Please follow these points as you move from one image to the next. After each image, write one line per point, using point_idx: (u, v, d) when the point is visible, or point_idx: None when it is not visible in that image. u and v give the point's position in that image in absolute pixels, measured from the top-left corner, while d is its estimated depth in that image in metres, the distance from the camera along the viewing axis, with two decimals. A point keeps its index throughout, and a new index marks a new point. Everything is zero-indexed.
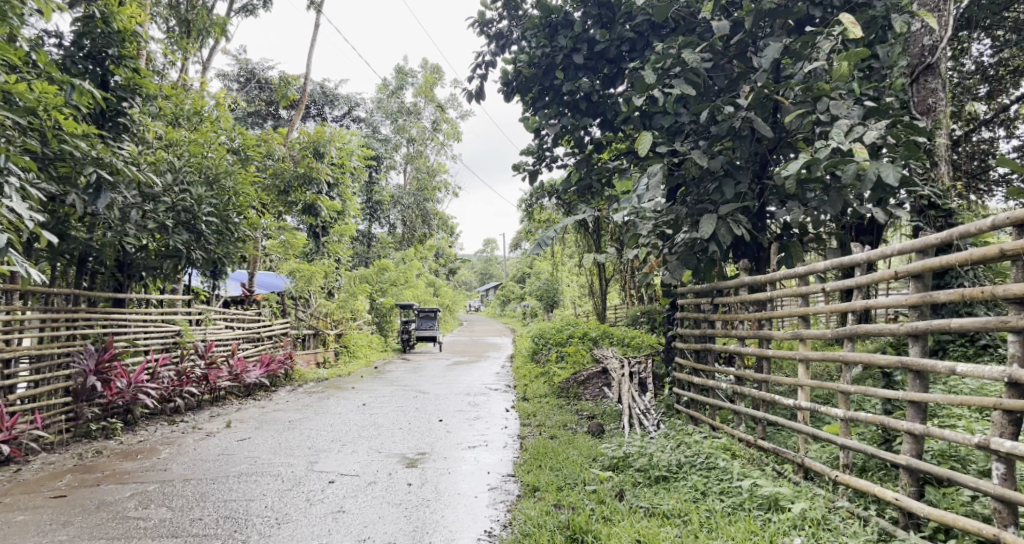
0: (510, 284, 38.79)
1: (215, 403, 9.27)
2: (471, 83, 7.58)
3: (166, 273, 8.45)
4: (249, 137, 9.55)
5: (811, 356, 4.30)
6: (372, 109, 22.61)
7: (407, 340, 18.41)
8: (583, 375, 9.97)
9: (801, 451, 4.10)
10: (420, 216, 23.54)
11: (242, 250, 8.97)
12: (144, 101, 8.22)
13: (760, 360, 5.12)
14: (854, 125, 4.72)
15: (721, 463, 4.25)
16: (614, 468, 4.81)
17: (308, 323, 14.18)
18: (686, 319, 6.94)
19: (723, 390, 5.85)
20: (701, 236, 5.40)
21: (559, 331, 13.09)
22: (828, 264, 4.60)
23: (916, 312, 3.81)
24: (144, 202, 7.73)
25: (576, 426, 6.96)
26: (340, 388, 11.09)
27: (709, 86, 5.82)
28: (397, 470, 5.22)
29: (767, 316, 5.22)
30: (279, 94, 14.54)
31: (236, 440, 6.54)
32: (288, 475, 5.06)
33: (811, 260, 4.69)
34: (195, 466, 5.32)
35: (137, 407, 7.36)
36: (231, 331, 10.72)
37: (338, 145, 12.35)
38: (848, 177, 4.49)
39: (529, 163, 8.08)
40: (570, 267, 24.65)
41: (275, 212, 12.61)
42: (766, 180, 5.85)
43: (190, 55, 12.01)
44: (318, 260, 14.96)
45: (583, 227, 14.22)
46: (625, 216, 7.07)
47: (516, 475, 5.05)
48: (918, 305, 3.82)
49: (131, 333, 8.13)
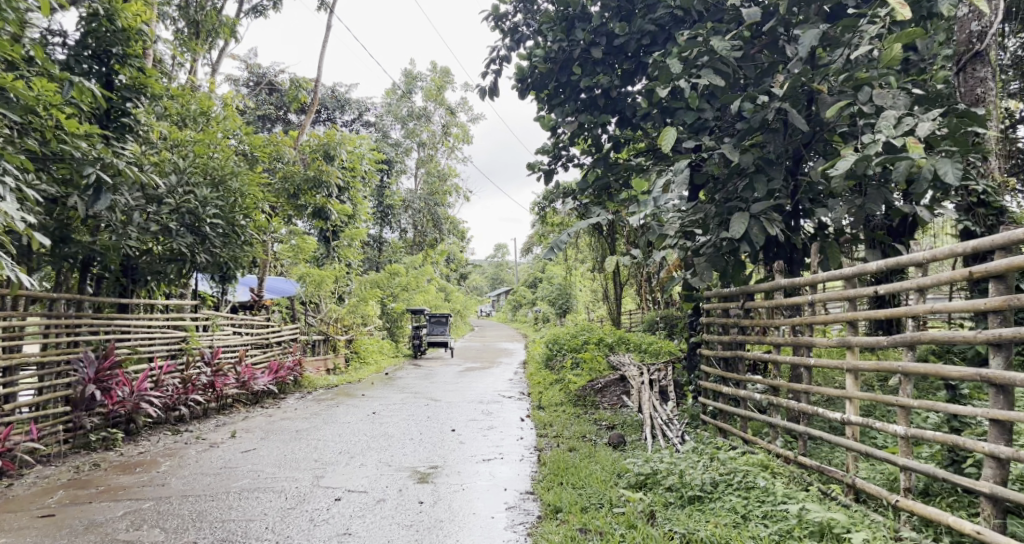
0: (521, 289, 38.52)
1: (222, 411, 9.02)
2: (485, 79, 7.27)
3: (171, 277, 8.21)
4: (256, 138, 9.31)
5: (863, 365, 3.94)
6: (383, 113, 22.41)
7: (417, 346, 18.14)
8: (599, 383, 9.56)
9: (850, 471, 3.76)
10: (430, 220, 23.29)
11: (250, 253, 8.72)
12: (150, 102, 7.99)
13: (802, 368, 4.78)
14: (901, 116, 4.42)
15: (762, 483, 3.89)
16: (641, 486, 4.48)
17: (317, 329, 13.91)
18: (711, 325, 6.61)
19: (754, 401, 5.52)
20: (732, 236, 5.07)
21: (575, 338, 12.78)
22: (880, 266, 4.25)
23: (997, 318, 3.32)
24: (147, 204, 7.47)
25: (596, 437, 6.64)
26: (350, 395, 10.81)
27: (739, 77, 5.50)
28: (408, 486, 4.92)
29: (809, 322, 4.89)
30: (289, 96, 14.32)
31: (241, 452, 6.26)
32: (292, 492, 4.77)
33: (860, 261, 4.36)
34: (194, 481, 5.03)
35: (139, 417, 7.13)
36: (239, 337, 10.45)
37: (349, 148, 12.10)
38: (899, 173, 4.16)
39: (545, 162, 7.77)
40: (582, 272, 24.31)
41: (285, 217, 12.37)
42: (800, 176, 5.52)
43: (199, 57, 11.81)
44: (328, 265, 14.73)
45: (598, 231, 13.89)
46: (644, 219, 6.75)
47: (535, 493, 4.72)
48: (1000, 310, 3.32)
49: (135, 341, 7.86)
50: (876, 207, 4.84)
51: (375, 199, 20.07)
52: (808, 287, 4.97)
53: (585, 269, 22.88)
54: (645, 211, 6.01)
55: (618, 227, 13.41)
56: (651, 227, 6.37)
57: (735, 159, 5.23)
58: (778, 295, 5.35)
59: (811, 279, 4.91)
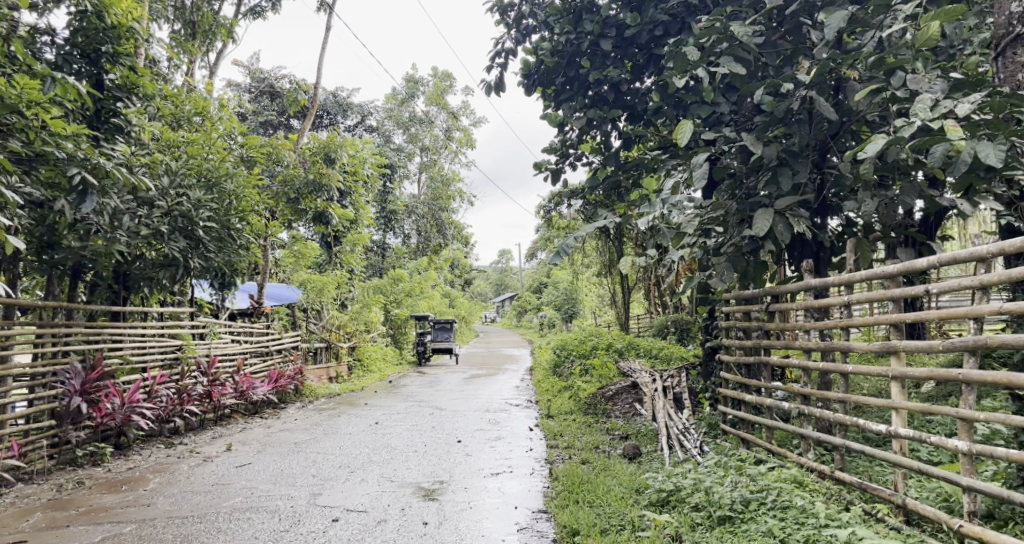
0: (527, 295, 38.20)
1: (219, 422, 8.68)
2: (489, 73, 6.97)
3: (165, 284, 7.88)
4: (252, 138, 9.00)
5: (914, 372, 3.58)
6: (385, 117, 22.15)
7: (422, 353, 17.80)
8: (610, 390, 9.13)
9: (899, 489, 3.44)
10: (435, 225, 23.04)
11: (245, 258, 8.40)
12: (141, 103, 7.70)
13: (838, 375, 4.42)
14: (938, 100, 4.07)
15: (800, 502, 3.55)
16: (665, 504, 4.12)
17: (320, 335, 13.51)
18: (730, 330, 6.28)
19: (779, 409, 5.19)
20: (755, 234, 4.74)
21: (583, 344, 12.43)
22: (932, 263, 3.84)
23: None
24: (138, 207, 7.13)
25: (610, 448, 6.29)
26: (353, 404, 10.47)
27: (760, 64, 5.16)
28: (411, 504, 4.58)
29: (845, 324, 4.51)
30: (288, 99, 14.01)
31: (234, 467, 5.93)
32: (286, 512, 4.44)
33: (907, 259, 3.96)
34: (182, 501, 4.70)
35: (131, 429, 6.81)
36: (238, 345, 10.11)
37: (350, 151, 11.77)
38: (937, 158, 3.85)
39: (552, 161, 7.45)
40: (588, 277, 23.95)
41: (285, 222, 12.03)
42: (826, 170, 5.17)
43: (196, 59, 11.53)
44: (330, 271, 14.42)
45: (606, 234, 13.51)
46: (656, 219, 6.42)
47: (548, 512, 4.38)
48: None
49: (127, 349, 7.51)
50: (909, 200, 4.52)
51: (378, 205, 19.73)
52: (842, 287, 4.59)
53: (591, 273, 22.51)
54: (655, 213, 5.87)
55: (625, 230, 13.06)
56: (666, 226, 6.02)
57: (758, 151, 4.88)
58: (808, 296, 4.99)
59: (847, 278, 4.53)
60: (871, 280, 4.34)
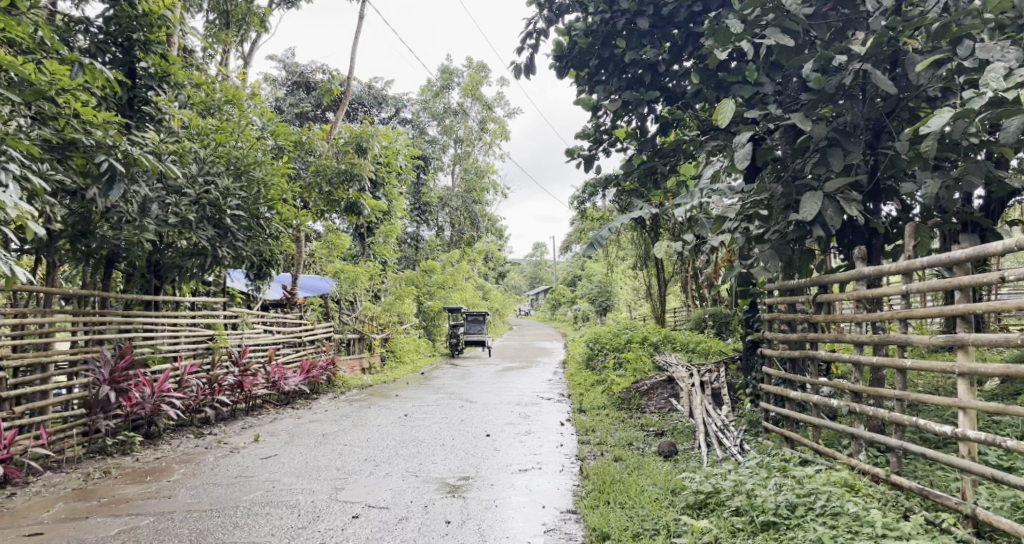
0: (561, 287, 37.91)
1: (250, 412, 8.65)
2: (521, 55, 6.72)
3: (195, 273, 7.85)
4: (283, 127, 8.91)
5: (985, 368, 3.25)
6: (420, 109, 22.04)
7: (454, 345, 17.71)
8: (645, 384, 8.73)
9: (968, 497, 3.17)
10: (468, 218, 22.88)
11: (275, 248, 8.31)
12: (172, 91, 7.66)
13: (895, 370, 4.10)
14: (1011, 70, 3.76)
15: (853, 508, 3.26)
16: (702, 507, 3.85)
17: (352, 327, 13.47)
18: (773, 323, 5.96)
19: (826, 407, 4.88)
20: (802, 219, 4.46)
21: (617, 337, 12.15)
22: (1008, 248, 3.49)
23: None
24: (167, 195, 7.07)
25: (644, 445, 6.04)
26: (384, 396, 10.37)
27: (809, 38, 4.85)
28: (435, 501, 4.41)
29: (903, 316, 4.19)
30: (321, 89, 13.95)
31: (260, 459, 5.84)
32: (306, 507, 4.32)
33: (978, 244, 3.62)
34: (204, 493, 4.61)
35: (161, 419, 6.78)
36: (270, 335, 10.06)
37: (383, 142, 11.63)
38: (1010, 132, 3.53)
39: (585, 147, 7.15)
40: (623, 269, 23.56)
41: (318, 213, 11.98)
42: (881, 150, 4.84)
43: (230, 49, 11.51)
44: (364, 262, 14.35)
45: (642, 225, 13.17)
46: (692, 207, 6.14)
47: (578, 513, 4.15)
48: None
49: (159, 338, 7.50)
50: (973, 181, 4.20)
51: (412, 197, 19.62)
52: (900, 276, 4.26)
53: (626, 265, 22.15)
54: (693, 204, 5.64)
55: (662, 221, 12.70)
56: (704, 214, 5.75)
57: (806, 130, 4.58)
58: (860, 286, 4.65)
59: (905, 266, 4.20)
60: (934, 268, 4.01)
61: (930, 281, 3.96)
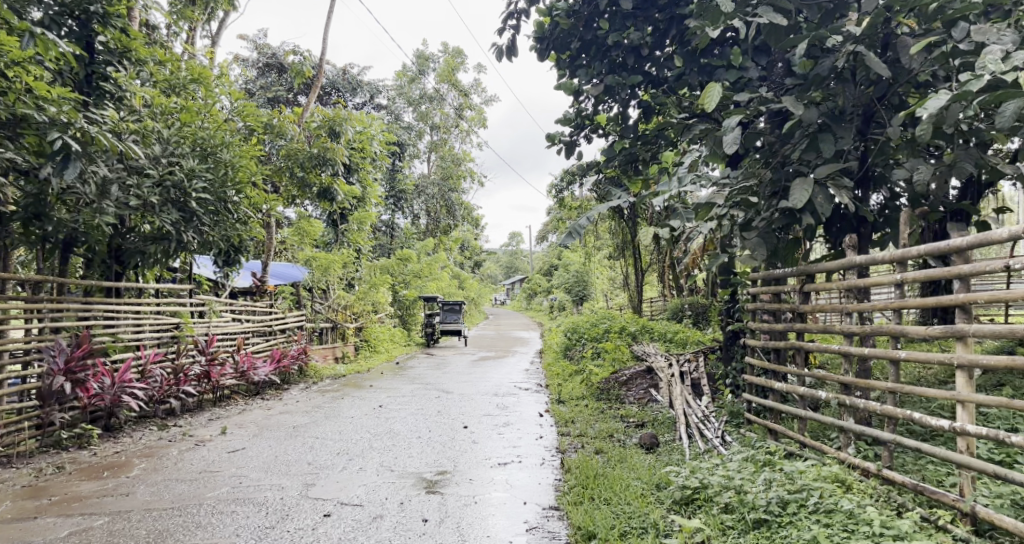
0: (537, 277, 37.79)
1: (218, 403, 8.34)
2: (501, 36, 6.48)
3: (159, 259, 7.51)
4: (251, 107, 8.56)
5: (987, 361, 3.13)
6: (395, 95, 21.64)
7: (429, 335, 17.47)
8: (624, 375, 8.61)
9: (966, 494, 3.08)
10: (444, 206, 22.59)
11: (243, 233, 8.00)
12: (133, 67, 7.29)
13: (888, 362, 3.97)
14: (1009, 52, 3.65)
15: (847, 505, 3.16)
16: (690, 503, 3.72)
17: (325, 316, 13.16)
18: (755, 312, 5.84)
19: (811, 398, 4.77)
20: (792, 206, 4.33)
21: (595, 327, 12.03)
22: (1014, 236, 3.34)
23: None
24: (128, 176, 6.73)
25: (625, 437, 5.90)
26: (358, 386, 10.12)
27: (799, 19, 4.69)
28: (411, 498, 4.22)
29: (897, 306, 4.05)
30: (292, 71, 13.54)
31: (226, 452, 5.58)
32: (275, 504, 4.10)
33: (981, 231, 3.47)
34: (165, 490, 4.36)
35: (122, 411, 6.48)
36: (239, 324, 9.73)
37: (357, 126, 11.31)
38: (1007, 117, 3.43)
39: (566, 133, 6.96)
40: (600, 259, 23.48)
41: (289, 199, 11.63)
42: (870, 136, 4.73)
43: (197, 27, 11.07)
44: (337, 250, 14.02)
45: (620, 214, 13.05)
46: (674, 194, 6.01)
47: (561, 509, 4.00)
48: None
49: (121, 327, 7.18)
50: (965, 168, 4.11)
51: (387, 184, 19.27)
52: (894, 264, 4.12)
53: (603, 255, 22.07)
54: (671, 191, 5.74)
55: (640, 210, 12.58)
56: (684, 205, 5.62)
57: (797, 114, 4.44)
58: (851, 275, 4.51)
59: (900, 254, 4.05)
60: (931, 257, 3.87)
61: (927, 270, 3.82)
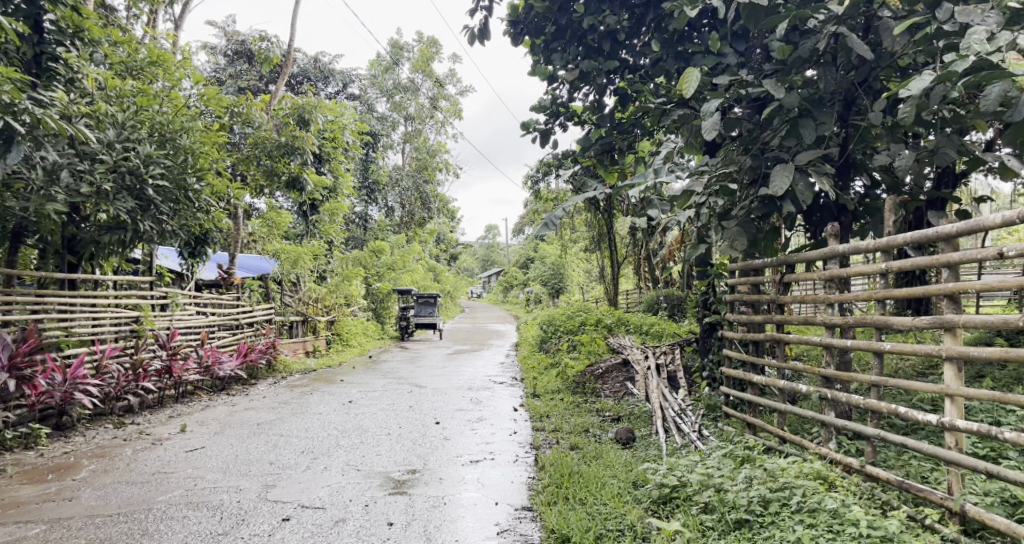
0: (513, 270, 37.60)
1: (180, 399, 8.03)
2: (475, 18, 6.23)
3: (117, 250, 7.18)
4: (213, 91, 8.21)
5: (977, 354, 3.00)
6: (369, 85, 21.23)
7: (404, 328, 17.19)
8: (600, 368, 8.46)
9: (955, 493, 2.98)
10: (419, 198, 22.26)
11: (206, 223, 7.68)
12: (85, 48, 6.93)
13: (872, 354, 3.81)
14: (994, 33, 3.52)
15: (832, 504, 3.04)
16: (668, 502, 3.58)
17: (295, 309, 12.84)
18: (733, 304, 5.72)
19: (791, 391, 4.65)
20: (772, 194, 4.18)
21: (571, 319, 11.86)
22: (1003, 222, 3.18)
23: None
24: (79, 161, 6.39)
25: (600, 432, 5.75)
26: (328, 381, 9.86)
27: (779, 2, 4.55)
28: (377, 499, 4.02)
29: (880, 296, 3.89)
30: (260, 58, 13.13)
31: (184, 452, 5.32)
32: (230, 508, 3.88)
33: (970, 218, 3.28)
34: (113, 494, 4.11)
35: (74, 409, 6.15)
36: (204, 317, 9.40)
37: (327, 115, 10.98)
38: (992, 100, 3.32)
39: (541, 120, 6.76)
40: (576, 251, 23.33)
41: (257, 189, 11.27)
42: (852, 123, 4.61)
43: (158, 10, 10.64)
44: (308, 241, 13.66)
45: (595, 205, 12.91)
46: (651, 183, 5.85)
47: (534, 510, 3.82)
48: None
49: (76, 321, 6.86)
50: (948, 155, 4.01)
51: (360, 175, 18.89)
52: (879, 253, 3.96)
53: (578, 246, 21.94)
54: (648, 183, 5.76)
55: (617, 201, 12.42)
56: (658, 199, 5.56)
57: (777, 98, 4.31)
58: (833, 265, 4.36)
59: (884, 243, 3.88)
60: (916, 245, 3.70)
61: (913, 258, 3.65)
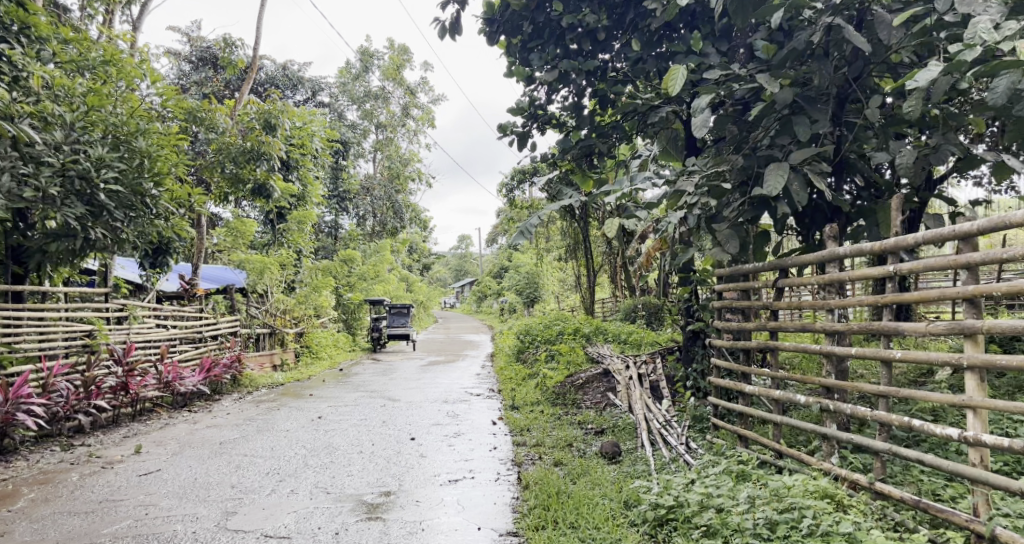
0: (487, 280, 37.27)
1: (138, 417, 7.57)
2: (446, 13, 5.95)
3: (66, 259, 6.73)
4: (172, 91, 7.78)
5: (1005, 362, 2.75)
6: (339, 93, 20.79)
7: (376, 339, 16.73)
8: (580, 378, 8.19)
9: (981, 516, 2.80)
10: (390, 208, 21.81)
11: (162, 230, 7.25)
12: (32, 46, 6.52)
13: (880, 363, 3.54)
14: (1000, 22, 3.34)
15: (847, 527, 2.82)
16: (664, 524, 3.34)
17: (262, 321, 12.34)
18: (720, 311, 5.48)
19: (785, 402, 4.41)
20: (766, 193, 3.95)
21: (548, 329, 11.57)
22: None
23: None
24: (23, 164, 5.95)
25: (584, 446, 5.47)
26: (296, 395, 9.43)
27: None
28: (347, 527, 3.69)
29: (886, 301, 3.64)
30: (223, 62, 12.69)
31: (137, 476, 4.92)
32: (184, 541, 3.52)
33: (994, 215, 3.03)
34: (53, 527, 3.73)
35: (16, 431, 5.70)
36: (164, 331, 8.91)
37: (295, 120, 10.57)
38: (1001, 91, 3.13)
39: (518, 123, 6.50)
40: (550, 260, 23.09)
41: (222, 196, 10.82)
42: (845, 121, 4.42)
43: (114, 11, 10.17)
44: (275, 251, 13.19)
45: (571, 213, 12.67)
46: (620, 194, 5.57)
47: (519, 536, 3.53)
48: None
49: (22, 336, 6.40)
50: (949, 152, 3.84)
51: (330, 184, 18.45)
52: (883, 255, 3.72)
53: (553, 255, 21.77)
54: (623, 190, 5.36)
55: (593, 209, 12.20)
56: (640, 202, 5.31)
57: (771, 93, 4.10)
58: (833, 268, 4.10)
59: (892, 244, 3.62)
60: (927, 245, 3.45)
61: (925, 259, 3.39)
